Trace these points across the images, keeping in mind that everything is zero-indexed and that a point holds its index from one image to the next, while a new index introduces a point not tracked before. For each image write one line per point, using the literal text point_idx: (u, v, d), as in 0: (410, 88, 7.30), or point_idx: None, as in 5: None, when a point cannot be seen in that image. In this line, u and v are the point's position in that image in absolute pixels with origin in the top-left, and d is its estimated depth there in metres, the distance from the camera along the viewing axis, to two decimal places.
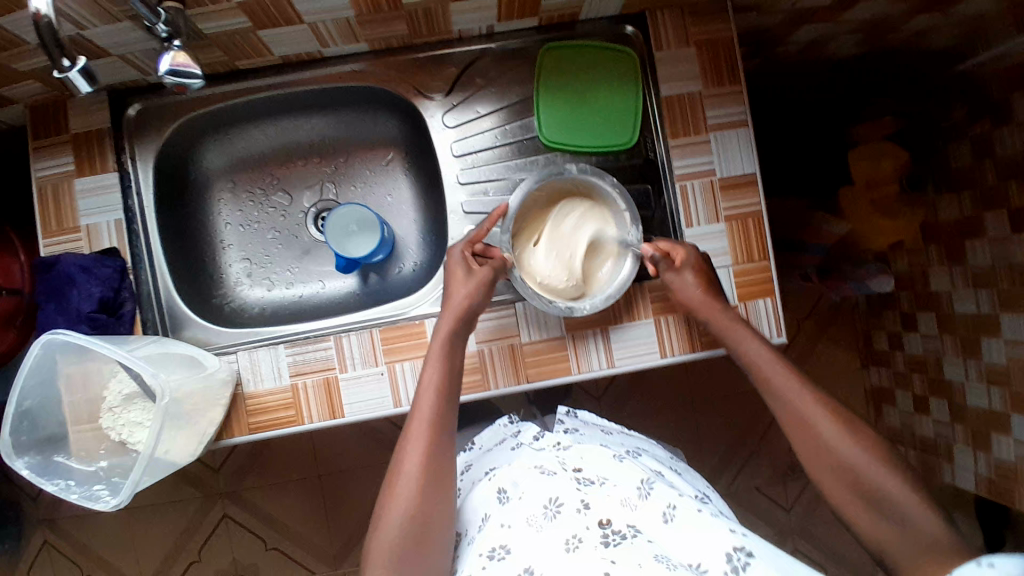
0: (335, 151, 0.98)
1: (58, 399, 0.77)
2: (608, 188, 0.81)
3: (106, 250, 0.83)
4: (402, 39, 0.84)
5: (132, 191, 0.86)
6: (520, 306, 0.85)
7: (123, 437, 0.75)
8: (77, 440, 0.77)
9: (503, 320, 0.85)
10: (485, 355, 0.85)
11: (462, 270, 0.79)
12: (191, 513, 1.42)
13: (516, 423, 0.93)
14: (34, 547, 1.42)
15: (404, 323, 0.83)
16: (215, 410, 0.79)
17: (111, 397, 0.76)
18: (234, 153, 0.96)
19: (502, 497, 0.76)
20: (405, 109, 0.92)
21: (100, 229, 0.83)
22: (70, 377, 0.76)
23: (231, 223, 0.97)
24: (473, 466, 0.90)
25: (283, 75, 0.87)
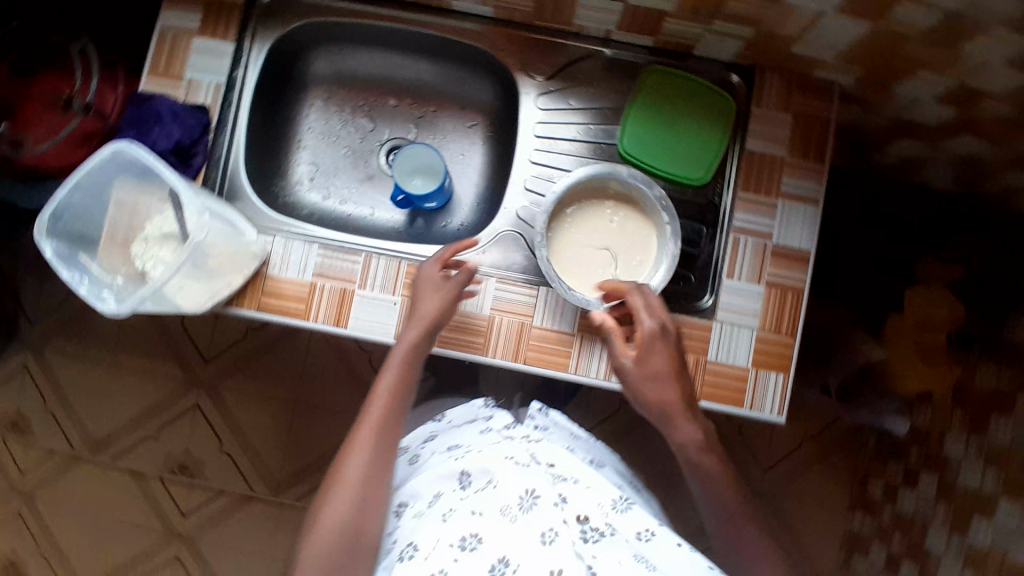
0: (427, 98, 1.01)
1: (102, 213, 0.81)
2: (653, 199, 0.81)
3: (199, 105, 0.87)
4: (526, 15, 0.89)
5: (239, 68, 0.89)
6: (543, 290, 0.85)
7: (146, 267, 0.79)
8: (105, 252, 0.80)
9: (521, 296, 0.86)
10: (496, 324, 0.85)
11: (432, 281, 0.82)
12: (166, 390, 1.46)
13: (489, 408, 0.95)
14: (13, 370, 1.47)
15: None
16: (236, 277, 0.82)
17: (150, 230, 0.80)
18: (339, 69, 0.99)
19: (464, 480, 0.77)
20: (503, 80, 0.95)
21: (199, 87, 0.87)
22: (121, 201, 0.81)
23: (312, 128, 1.00)
24: (438, 441, 0.90)
25: (409, 13, 0.92)
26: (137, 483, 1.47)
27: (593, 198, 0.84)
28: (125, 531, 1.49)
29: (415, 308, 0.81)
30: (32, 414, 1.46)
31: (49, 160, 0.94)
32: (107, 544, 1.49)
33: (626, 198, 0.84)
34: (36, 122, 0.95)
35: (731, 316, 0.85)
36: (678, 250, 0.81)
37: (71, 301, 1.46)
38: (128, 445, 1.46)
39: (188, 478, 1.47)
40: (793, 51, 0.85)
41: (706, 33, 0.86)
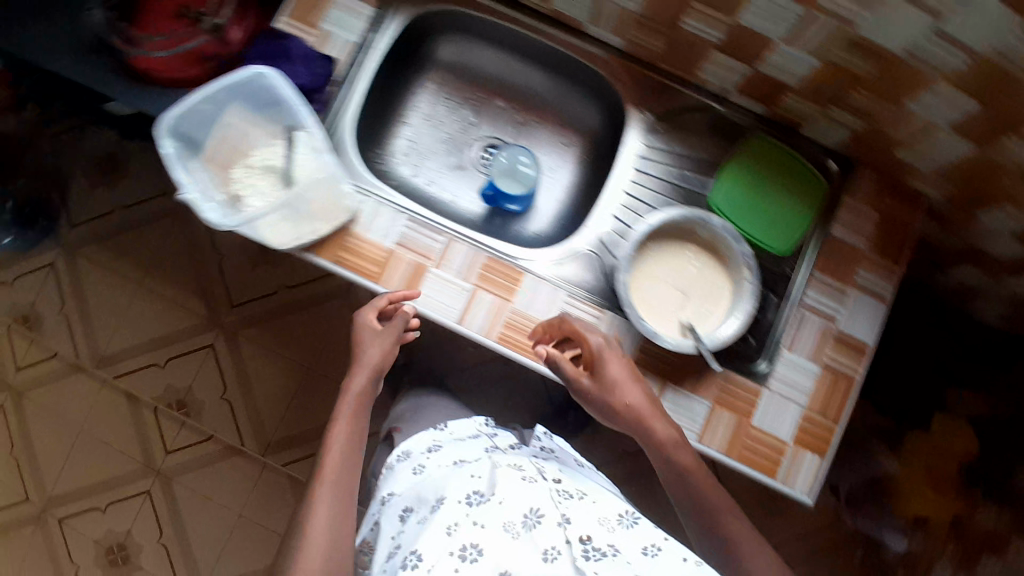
0: (534, 108, 1.01)
1: (219, 126, 0.82)
2: (739, 254, 0.82)
3: (331, 57, 0.88)
4: (653, 55, 0.91)
5: (372, 32, 0.89)
6: (609, 314, 0.84)
7: (244, 195, 0.81)
8: (210, 163, 0.82)
9: (585, 315, 0.84)
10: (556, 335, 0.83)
11: (374, 332, 0.86)
12: (186, 323, 1.46)
13: (489, 428, 1.05)
14: (38, 267, 1.45)
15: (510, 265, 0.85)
16: (323, 227, 0.84)
17: (260, 163, 0.83)
18: (459, 59, 0.99)
19: (474, 498, 0.78)
20: (614, 110, 0.96)
21: (332, 41, 0.88)
22: (241, 123, 0.84)
23: (418, 107, 1.00)
24: (442, 452, 0.95)
25: (547, 27, 0.92)
26: (131, 407, 1.47)
27: (679, 238, 0.85)
28: (107, 451, 1.48)
29: (361, 356, 0.86)
30: (46, 312, 1.44)
31: (157, 70, 0.96)
32: (86, 459, 1.48)
33: (711, 247, 0.85)
34: (160, 28, 0.97)
35: (783, 387, 0.85)
36: (751, 308, 0.81)
37: (115, 215, 1.45)
38: (133, 367, 1.45)
39: (183, 415, 1.46)
40: (896, 153, 0.87)
41: (818, 115, 0.88)
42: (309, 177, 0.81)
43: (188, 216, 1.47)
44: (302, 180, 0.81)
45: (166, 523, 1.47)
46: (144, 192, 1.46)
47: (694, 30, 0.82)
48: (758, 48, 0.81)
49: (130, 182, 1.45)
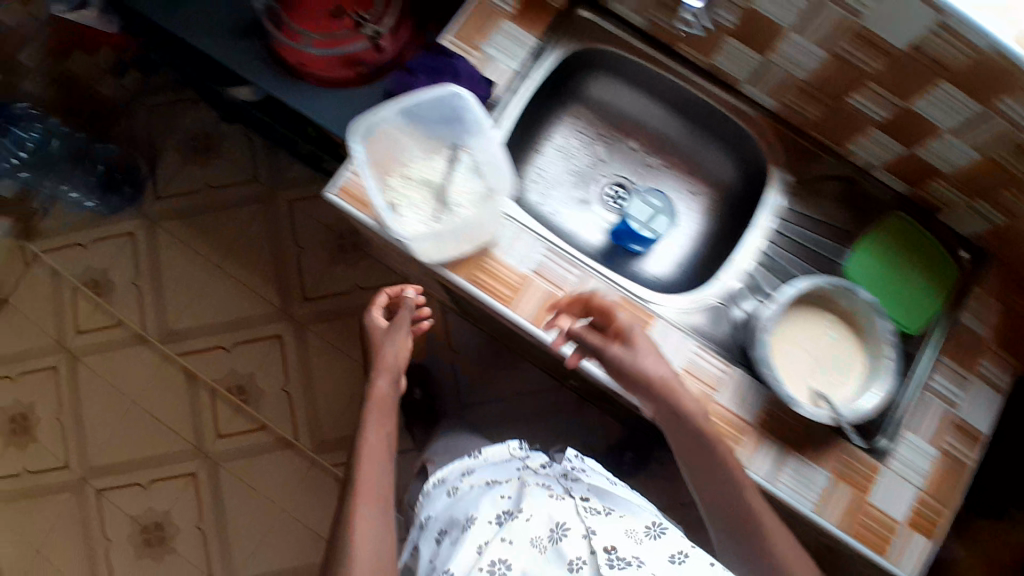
0: (664, 153, 1.01)
1: (394, 134, 0.85)
2: (881, 330, 0.81)
3: (488, 80, 0.88)
4: (804, 121, 0.90)
5: (531, 61, 0.90)
6: (735, 372, 0.80)
7: (397, 204, 0.84)
8: (375, 167, 0.84)
9: (713, 368, 0.80)
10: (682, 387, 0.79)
11: (384, 328, 0.97)
12: (258, 308, 1.45)
13: (523, 451, 1.00)
14: (116, 234, 1.44)
15: (641, 305, 0.83)
16: (466, 244, 0.83)
17: (420, 178, 0.86)
18: (599, 96, 0.99)
19: (503, 514, 0.80)
20: (751, 166, 0.94)
21: (493, 64, 0.88)
22: (412, 137, 0.87)
23: (552, 137, 0.99)
24: (473, 476, 0.93)
25: (699, 79, 0.92)
26: (188, 387, 1.46)
27: (819, 305, 0.84)
28: (157, 427, 1.47)
29: (377, 360, 0.94)
30: (118, 279, 1.44)
31: (312, 66, 0.96)
32: (135, 432, 1.47)
33: (848, 318, 0.83)
34: (324, 27, 0.96)
35: (901, 466, 0.83)
36: (889, 387, 0.80)
37: (201, 193, 1.45)
38: (200, 349, 1.45)
39: (240, 400, 1.46)
40: None
41: (961, 205, 0.88)
42: (465, 201, 0.85)
43: (274, 211, 1.46)
44: (459, 201, 0.84)
45: (206, 507, 1.45)
46: (233, 175, 1.46)
47: (858, 104, 0.82)
48: (918, 133, 0.81)
49: (221, 163, 1.45)
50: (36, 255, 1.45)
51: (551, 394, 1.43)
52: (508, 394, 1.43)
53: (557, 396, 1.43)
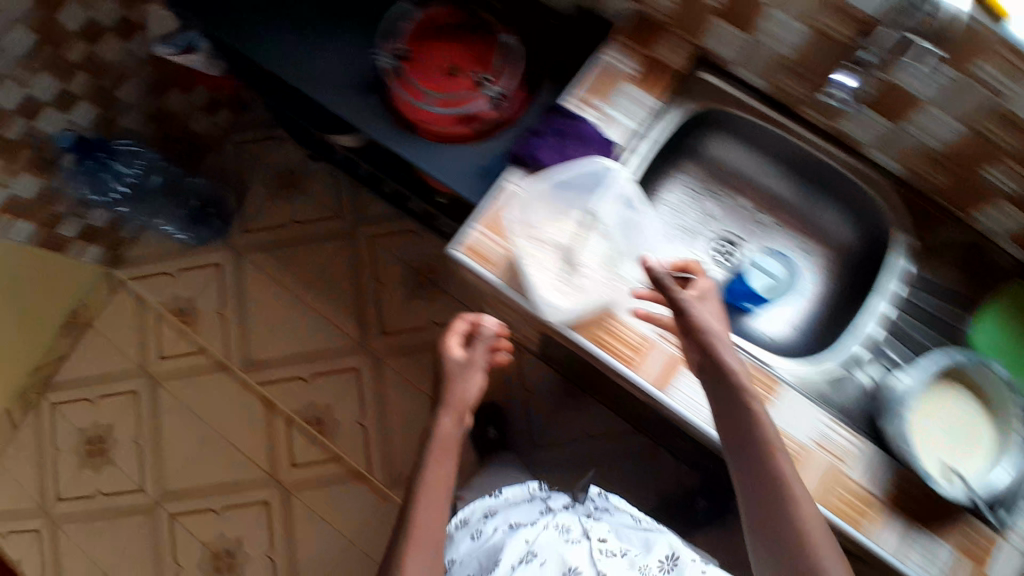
0: (777, 211, 0.97)
1: (541, 196, 0.89)
2: (1013, 409, 0.82)
3: (612, 141, 0.88)
4: (929, 187, 0.87)
5: (652, 122, 0.90)
6: (864, 442, 0.82)
7: (530, 257, 0.86)
8: (517, 221, 0.87)
9: (843, 440, 0.82)
10: (813, 457, 0.80)
11: (462, 360, 0.92)
12: (337, 343, 1.51)
13: (545, 491, 1.06)
14: (205, 265, 1.53)
15: (773, 374, 0.83)
16: (592, 304, 0.83)
17: (553, 238, 0.88)
18: (711, 153, 0.97)
19: (527, 557, 0.91)
20: (872, 228, 0.92)
21: (616, 125, 0.88)
22: (556, 203, 0.90)
23: (660, 192, 0.97)
24: (498, 518, 0.99)
25: (820, 141, 0.91)
26: (266, 415, 1.51)
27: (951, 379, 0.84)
28: (233, 454, 1.51)
29: (446, 396, 0.91)
30: (205, 307, 1.52)
31: (426, 119, 0.97)
32: (212, 458, 1.51)
33: (980, 392, 0.83)
34: (445, 88, 0.99)
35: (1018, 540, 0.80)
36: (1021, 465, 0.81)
37: (287, 228, 1.52)
38: (283, 379, 1.51)
39: (316, 431, 1.50)
40: None
41: None
42: (595, 263, 0.88)
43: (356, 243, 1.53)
44: (588, 263, 0.88)
45: (277, 536, 1.47)
46: (317, 213, 1.53)
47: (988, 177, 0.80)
48: None
49: (306, 202, 1.53)
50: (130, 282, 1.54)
51: (625, 437, 1.43)
52: (581, 435, 1.44)
53: (630, 441, 1.43)
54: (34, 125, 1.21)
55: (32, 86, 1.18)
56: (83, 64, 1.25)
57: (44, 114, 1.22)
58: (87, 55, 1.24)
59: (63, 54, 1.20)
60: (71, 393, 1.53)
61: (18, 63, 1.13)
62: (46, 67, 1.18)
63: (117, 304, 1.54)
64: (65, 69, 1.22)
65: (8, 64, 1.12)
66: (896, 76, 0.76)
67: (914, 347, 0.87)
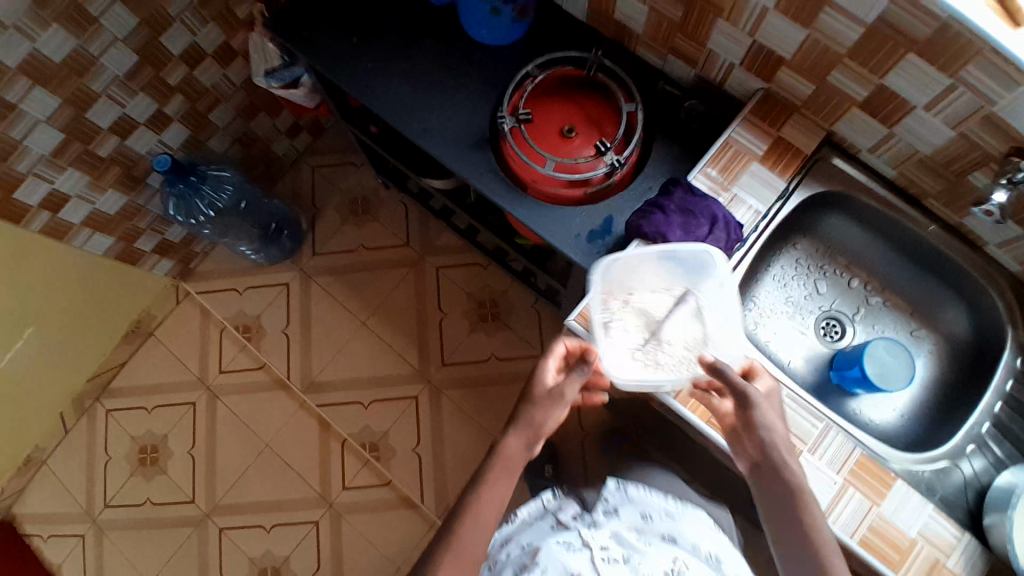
0: (887, 292, 1.01)
1: (644, 269, 0.90)
2: None
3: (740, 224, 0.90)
4: None
5: (778, 203, 0.93)
6: (964, 537, 0.83)
7: (616, 321, 0.89)
8: (615, 288, 0.91)
9: (945, 533, 0.83)
10: (913, 548, 0.83)
11: (556, 384, 0.85)
12: (398, 370, 1.54)
13: (556, 500, 0.98)
14: (273, 283, 1.60)
15: (880, 465, 0.86)
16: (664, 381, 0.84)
17: (643, 309, 0.90)
18: (829, 232, 1.00)
19: (528, 569, 0.83)
20: (986, 322, 0.94)
21: (743, 210, 0.91)
22: (657, 276, 0.91)
23: (776, 266, 1.01)
24: (510, 542, 0.91)
25: (938, 234, 0.93)
26: (321, 436, 1.52)
27: None
28: (287, 473, 1.51)
29: (519, 416, 0.85)
30: (269, 326, 1.57)
31: (538, 179, 1.02)
32: (263, 475, 1.51)
33: None
34: (559, 151, 1.04)
35: None
36: None
37: (357, 253, 1.60)
38: (342, 402, 1.53)
39: (371, 457, 1.51)
40: None
41: None
42: (679, 342, 0.87)
43: (423, 272, 1.59)
44: (672, 340, 0.88)
45: (324, 558, 1.47)
46: (385, 239, 1.61)
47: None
48: None
49: (373, 227, 1.62)
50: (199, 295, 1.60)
51: None
52: None
53: None
54: (125, 143, 1.21)
55: (129, 106, 1.17)
56: (181, 87, 1.24)
57: (137, 133, 1.22)
58: (185, 78, 1.23)
59: (163, 76, 1.18)
60: (128, 400, 1.56)
61: (118, 83, 1.11)
62: (143, 88, 1.16)
63: (185, 314, 1.59)
64: (164, 92, 1.21)
65: (109, 85, 1.10)
66: None
67: (1022, 446, 0.90)
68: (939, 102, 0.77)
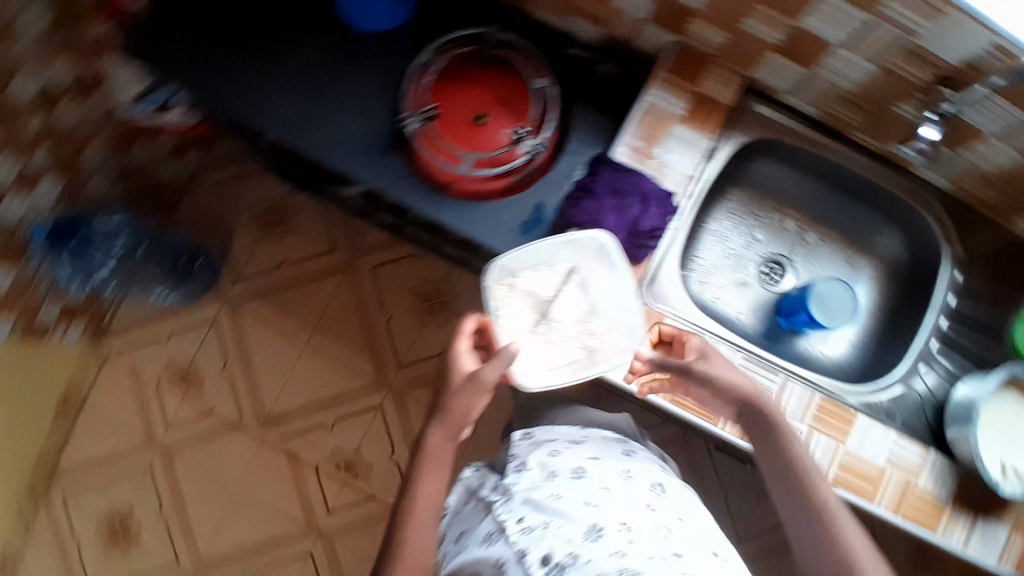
0: (823, 228, 1.00)
1: (529, 259, 0.84)
2: None
3: (668, 191, 0.87)
4: (977, 200, 0.90)
5: (705, 162, 0.89)
6: (929, 453, 0.86)
7: (511, 318, 0.83)
8: (504, 282, 0.84)
9: (908, 455, 0.85)
10: (882, 475, 0.85)
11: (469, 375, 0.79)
12: (354, 383, 1.47)
13: (478, 472, 0.86)
14: (200, 321, 1.48)
15: (838, 404, 0.87)
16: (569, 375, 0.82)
17: (535, 299, 0.84)
18: (760, 179, 0.98)
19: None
20: (922, 242, 0.95)
21: (671, 178, 0.88)
22: (543, 261, 0.85)
23: (713, 222, 0.99)
24: (446, 538, 0.81)
25: (864, 162, 0.93)
26: (292, 467, 1.45)
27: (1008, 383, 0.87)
28: (265, 512, 1.44)
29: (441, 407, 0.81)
30: (207, 368, 1.47)
31: (451, 178, 0.94)
32: (241, 520, 1.44)
33: None
34: (463, 143, 0.96)
35: None
36: None
37: (282, 270, 1.49)
38: (304, 428, 1.46)
39: (348, 476, 1.46)
40: None
41: None
42: (576, 327, 0.84)
43: (355, 275, 1.50)
44: (569, 326, 0.84)
45: None
46: (311, 249, 1.50)
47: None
48: None
49: (296, 238, 1.50)
50: (121, 352, 1.47)
51: None
52: None
53: None
54: None
55: None
56: (43, 136, 1.08)
57: (6, 200, 1.06)
58: (45, 126, 1.06)
59: (17, 130, 1.01)
60: (74, 478, 1.44)
61: None
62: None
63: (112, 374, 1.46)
64: (24, 148, 1.04)
65: None
66: (964, 114, 0.78)
67: (969, 355, 0.92)
68: (858, 39, 0.75)
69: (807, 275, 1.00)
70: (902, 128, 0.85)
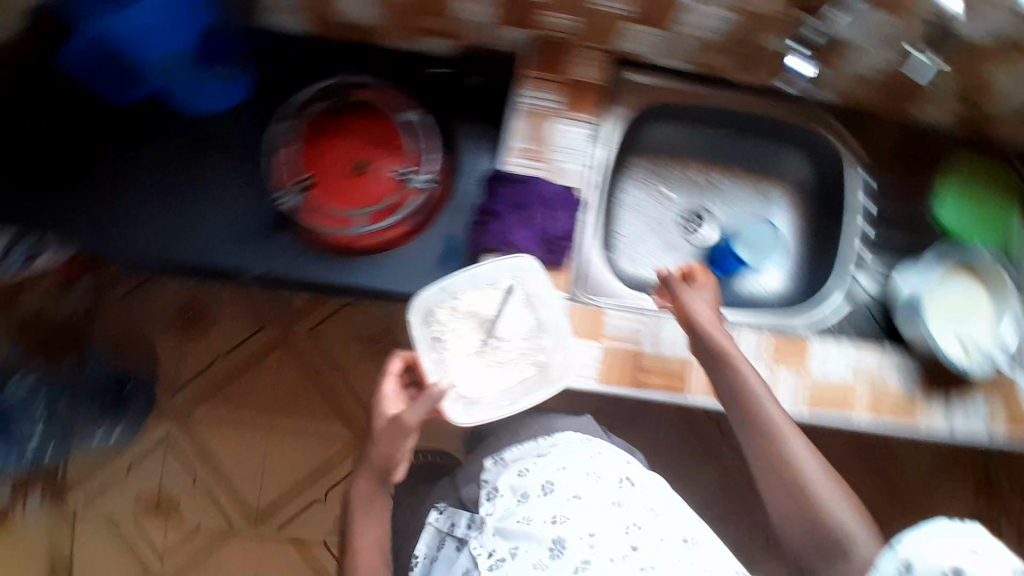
0: (727, 169, 1.00)
1: (467, 283, 0.81)
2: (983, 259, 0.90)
3: (570, 188, 0.84)
4: (856, 96, 0.94)
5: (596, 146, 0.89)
6: (888, 351, 0.87)
7: (450, 345, 0.80)
8: (442, 307, 0.81)
9: (869, 361, 0.86)
10: (852, 389, 0.85)
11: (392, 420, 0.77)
12: (329, 453, 1.41)
13: (447, 514, 0.81)
14: (151, 445, 1.39)
15: (791, 336, 0.86)
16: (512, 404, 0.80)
17: (473, 324, 0.81)
18: (657, 140, 0.99)
19: None
20: (823, 154, 0.98)
21: (571, 173, 0.85)
22: (481, 286, 0.82)
23: (622, 196, 0.98)
24: None
25: (747, 97, 0.95)
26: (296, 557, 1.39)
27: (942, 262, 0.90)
28: None
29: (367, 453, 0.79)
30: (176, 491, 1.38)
31: (347, 242, 0.88)
32: None
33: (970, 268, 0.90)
34: (351, 201, 0.90)
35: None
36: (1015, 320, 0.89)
37: (217, 366, 1.41)
38: (294, 514, 1.39)
39: None
40: None
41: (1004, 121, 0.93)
42: (521, 350, 0.81)
43: (295, 346, 1.43)
44: (514, 351, 0.81)
45: None
46: (238, 335, 1.42)
47: (922, 82, 0.89)
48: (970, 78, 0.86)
49: (220, 329, 1.42)
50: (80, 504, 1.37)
51: None
52: None
53: None
54: None
55: None
56: None
57: None
58: None
59: None
60: None
61: None
62: None
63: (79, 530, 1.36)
64: None
65: None
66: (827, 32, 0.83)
67: (896, 247, 0.96)
68: None
69: (726, 220, 0.99)
70: (772, 57, 0.88)
